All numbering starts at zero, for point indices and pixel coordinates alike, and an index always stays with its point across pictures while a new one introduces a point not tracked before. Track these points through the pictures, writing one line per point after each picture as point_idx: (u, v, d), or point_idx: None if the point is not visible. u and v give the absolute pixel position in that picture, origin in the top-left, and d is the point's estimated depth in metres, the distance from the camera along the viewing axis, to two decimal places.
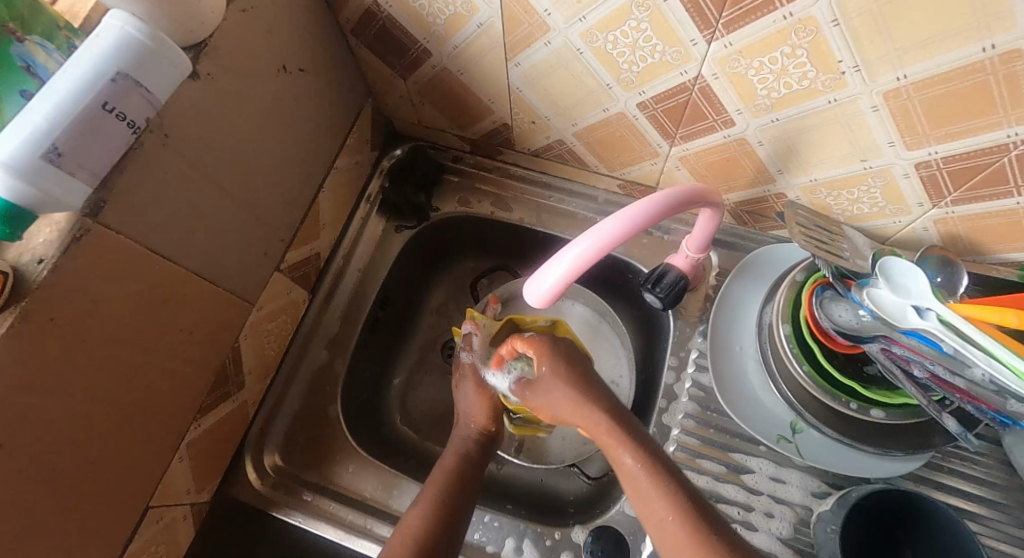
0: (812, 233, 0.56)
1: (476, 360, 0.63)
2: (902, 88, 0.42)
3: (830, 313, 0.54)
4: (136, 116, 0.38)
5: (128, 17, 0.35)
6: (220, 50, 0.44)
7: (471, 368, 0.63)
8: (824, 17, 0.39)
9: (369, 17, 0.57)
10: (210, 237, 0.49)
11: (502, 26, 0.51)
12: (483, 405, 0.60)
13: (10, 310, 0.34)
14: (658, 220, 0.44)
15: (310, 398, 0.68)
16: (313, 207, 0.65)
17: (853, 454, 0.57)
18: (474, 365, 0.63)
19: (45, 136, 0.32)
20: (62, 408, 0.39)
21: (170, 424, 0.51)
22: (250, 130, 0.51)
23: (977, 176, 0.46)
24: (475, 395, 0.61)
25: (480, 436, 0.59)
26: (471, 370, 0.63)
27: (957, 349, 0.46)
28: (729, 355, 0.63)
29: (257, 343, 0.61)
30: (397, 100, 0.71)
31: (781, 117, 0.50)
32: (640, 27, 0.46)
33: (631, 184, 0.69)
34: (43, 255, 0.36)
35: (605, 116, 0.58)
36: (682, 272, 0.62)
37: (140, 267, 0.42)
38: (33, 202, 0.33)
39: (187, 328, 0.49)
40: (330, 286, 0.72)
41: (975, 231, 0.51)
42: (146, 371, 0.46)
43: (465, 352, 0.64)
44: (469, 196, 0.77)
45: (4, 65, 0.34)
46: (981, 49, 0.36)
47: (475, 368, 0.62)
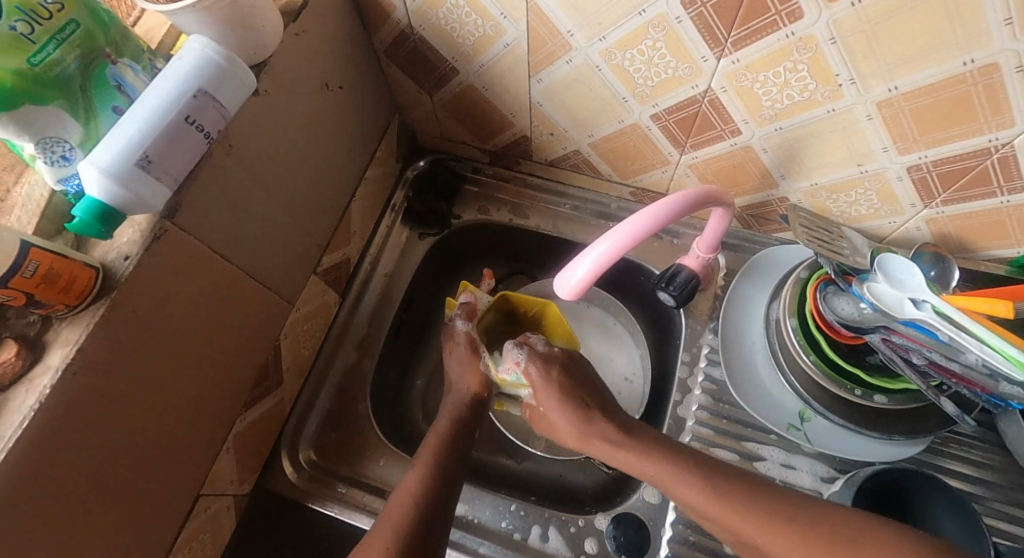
0: (813, 233, 0.61)
1: (470, 328, 0.66)
2: (894, 98, 0.46)
3: (834, 305, 0.57)
4: (211, 128, 0.41)
5: (207, 41, 0.40)
6: (276, 70, 0.49)
7: (465, 336, 0.66)
8: (823, 35, 0.43)
9: (403, 39, 0.62)
10: (260, 240, 0.53)
11: (528, 45, 0.56)
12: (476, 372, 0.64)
13: (101, 301, 0.38)
14: (674, 218, 0.48)
15: (341, 396, 0.71)
16: (345, 215, 0.69)
17: (859, 440, 0.61)
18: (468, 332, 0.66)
19: (137, 145, 0.37)
20: (138, 395, 0.43)
21: (222, 416, 0.54)
22: (296, 142, 0.55)
23: (964, 178, 0.50)
24: (467, 361, 0.64)
25: None
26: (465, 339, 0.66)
27: (951, 336, 0.50)
28: (739, 349, 0.67)
29: (295, 343, 0.65)
30: (423, 114, 0.76)
31: (784, 126, 0.54)
32: (656, 46, 0.50)
33: (642, 191, 0.73)
34: (128, 253, 0.39)
35: (620, 127, 0.63)
36: (693, 272, 0.66)
37: (205, 265, 0.46)
38: (124, 204, 0.37)
39: (239, 325, 0.53)
40: (358, 289, 0.75)
41: (964, 230, 0.56)
42: (205, 364, 0.49)
43: (460, 319, 0.67)
44: (488, 204, 0.82)
45: (100, 84, 0.38)
46: (963, 63, 0.41)
47: (468, 338, 0.65)
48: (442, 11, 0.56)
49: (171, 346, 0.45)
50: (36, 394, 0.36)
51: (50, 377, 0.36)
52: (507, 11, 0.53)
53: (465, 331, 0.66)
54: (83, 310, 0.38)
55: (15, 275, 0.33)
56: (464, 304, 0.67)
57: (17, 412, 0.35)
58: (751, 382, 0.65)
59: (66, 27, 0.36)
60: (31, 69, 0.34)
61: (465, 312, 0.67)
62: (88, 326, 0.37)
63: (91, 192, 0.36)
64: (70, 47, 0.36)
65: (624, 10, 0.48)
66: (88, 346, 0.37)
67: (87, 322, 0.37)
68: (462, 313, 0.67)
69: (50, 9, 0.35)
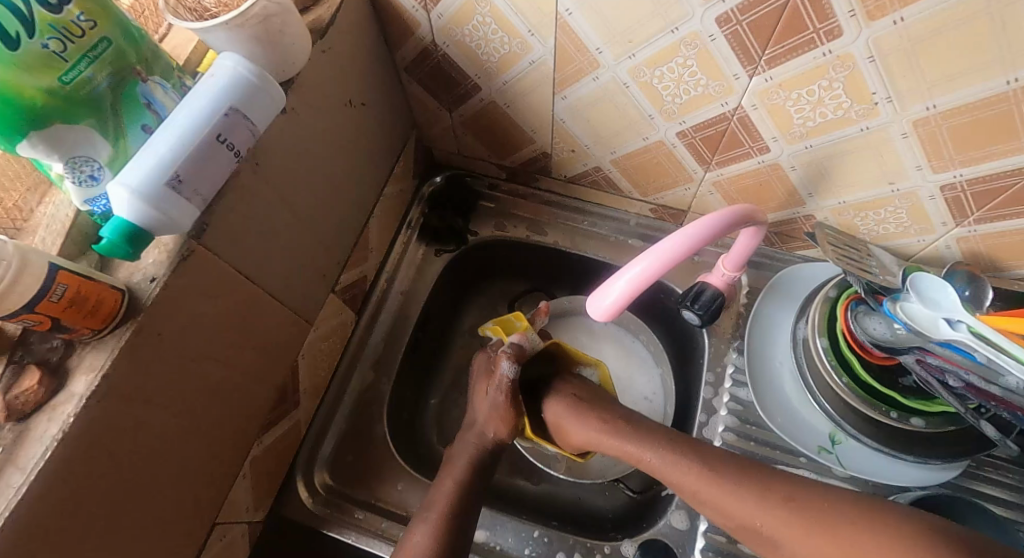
0: (842, 251, 0.60)
1: (514, 379, 0.59)
2: (931, 117, 0.45)
3: (866, 326, 0.56)
4: (241, 146, 0.40)
5: (239, 59, 0.39)
6: (302, 87, 0.48)
7: (506, 383, 0.59)
8: (861, 54, 0.43)
9: (425, 56, 0.62)
10: (282, 258, 0.51)
11: (554, 63, 0.56)
12: (505, 422, 0.60)
13: (128, 325, 0.37)
14: (711, 238, 0.47)
15: (357, 417, 0.69)
16: (364, 232, 0.68)
17: (892, 464, 0.59)
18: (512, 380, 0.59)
19: (169, 165, 0.35)
20: (160, 421, 0.41)
21: (240, 441, 0.52)
22: (320, 160, 0.54)
23: (1000, 197, 0.49)
24: (500, 411, 0.60)
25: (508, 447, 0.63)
26: (505, 388, 0.59)
27: (990, 358, 0.49)
28: (767, 369, 0.66)
29: (313, 363, 0.63)
30: (441, 130, 0.75)
31: (814, 144, 0.53)
32: (686, 64, 0.50)
33: (663, 208, 0.72)
34: (154, 274, 0.38)
35: (644, 144, 0.62)
36: (719, 290, 0.65)
37: (230, 286, 0.44)
38: (153, 225, 0.36)
39: (261, 346, 0.51)
40: (375, 307, 0.74)
41: (996, 248, 0.55)
42: (226, 388, 0.48)
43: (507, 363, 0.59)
44: (505, 220, 0.81)
45: (130, 102, 0.37)
46: (1005, 82, 0.40)
47: (510, 387, 0.59)
48: (468, 28, 0.55)
49: (195, 370, 0.43)
50: (59, 422, 0.34)
51: (73, 405, 0.34)
52: (535, 29, 0.52)
53: (507, 377, 0.59)
54: (109, 334, 0.36)
55: (43, 299, 0.31)
56: (514, 345, 0.60)
57: (38, 442, 0.33)
58: (779, 403, 0.64)
59: (99, 44, 0.34)
60: (62, 88, 0.33)
61: (512, 355, 0.60)
62: (114, 351, 0.36)
63: (120, 212, 0.35)
64: (102, 65, 0.35)
65: (656, 28, 0.47)
66: (113, 372, 0.36)
67: (113, 346, 0.36)
68: (510, 354, 0.59)
69: (82, 26, 0.33)
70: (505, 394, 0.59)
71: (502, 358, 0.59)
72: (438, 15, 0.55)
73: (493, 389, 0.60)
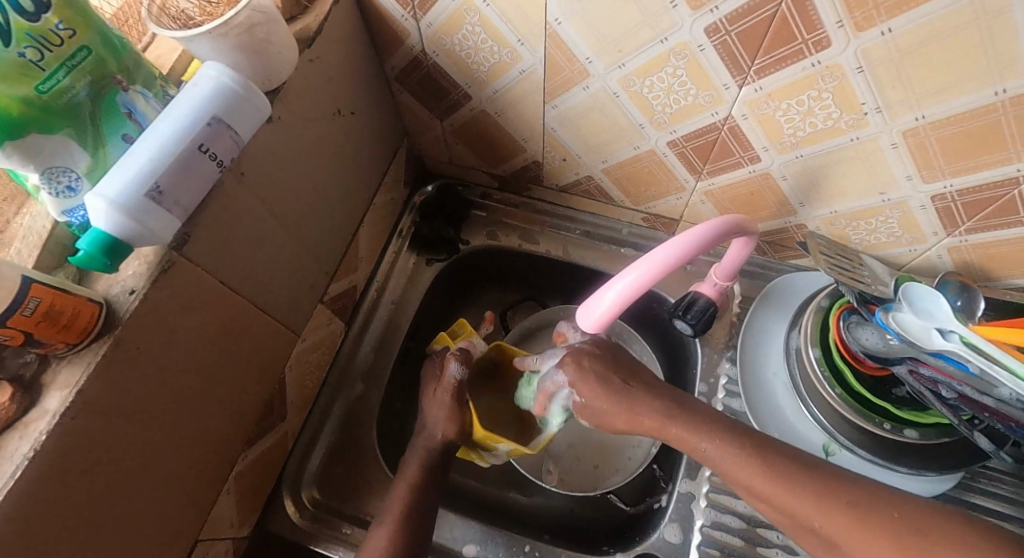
0: (834, 261, 0.59)
1: (461, 378, 0.62)
2: (920, 127, 0.45)
3: (858, 336, 0.56)
4: (224, 156, 0.39)
5: (222, 68, 0.39)
6: (289, 96, 0.47)
7: (454, 384, 0.62)
8: (849, 64, 0.43)
9: (415, 65, 0.61)
10: (269, 269, 0.51)
11: (544, 72, 0.55)
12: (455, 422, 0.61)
13: (104, 339, 0.36)
14: (701, 248, 0.47)
15: (346, 429, 0.68)
16: (353, 242, 0.67)
17: (886, 475, 0.59)
18: (460, 380, 0.62)
19: (148, 175, 0.35)
20: (138, 437, 0.40)
21: (224, 456, 0.51)
22: (307, 170, 0.53)
23: (990, 207, 0.49)
24: (448, 411, 0.61)
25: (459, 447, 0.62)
26: (453, 389, 0.62)
27: (983, 369, 0.49)
28: (760, 380, 0.65)
29: (301, 375, 0.63)
30: (432, 139, 0.75)
31: (805, 154, 0.53)
32: (676, 73, 0.50)
33: (655, 217, 0.72)
34: (133, 287, 0.37)
35: (635, 153, 0.62)
36: (711, 299, 0.64)
37: (213, 297, 0.44)
38: (132, 236, 0.35)
39: (245, 359, 0.50)
40: (365, 317, 0.73)
41: (988, 258, 0.55)
42: (208, 402, 0.47)
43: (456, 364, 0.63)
44: (497, 229, 0.80)
45: (110, 111, 0.36)
46: (993, 93, 0.40)
47: (456, 387, 0.62)
48: (458, 37, 0.55)
49: (176, 383, 0.42)
50: (31, 440, 0.33)
51: (46, 422, 0.34)
52: (524, 38, 0.52)
53: (456, 377, 0.62)
54: (84, 348, 0.35)
55: (14, 313, 0.31)
56: (462, 349, 0.64)
57: (8, 461, 0.32)
58: (772, 413, 0.63)
59: (77, 53, 0.34)
60: (39, 98, 0.32)
61: (460, 358, 0.63)
62: (90, 366, 0.35)
63: (98, 224, 0.34)
64: (80, 74, 0.34)
65: (645, 37, 0.47)
66: (88, 388, 0.35)
67: (88, 361, 0.35)
68: (457, 357, 0.63)
69: (61, 35, 0.33)
70: (454, 395, 0.62)
71: (450, 361, 0.63)
72: (427, 24, 0.55)
73: (439, 391, 0.62)
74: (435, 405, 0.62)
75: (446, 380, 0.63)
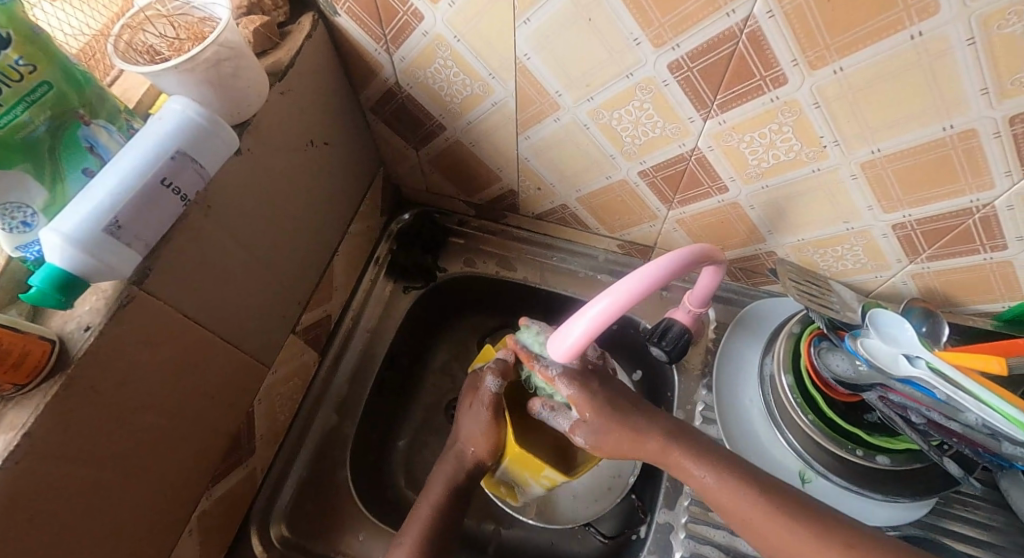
0: (803, 287, 0.60)
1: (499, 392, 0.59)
2: (877, 159, 0.47)
3: (828, 362, 0.57)
4: (189, 190, 0.39)
5: (187, 102, 0.39)
6: (259, 129, 0.47)
7: (490, 397, 0.59)
8: (806, 100, 0.44)
9: (389, 96, 0.62)
10: (238, 301, 0.50)
11: (515, 104, 0.56)
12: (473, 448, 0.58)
13: (55, 379, 0.35)
14: (670, 279, 0.47)
15: (318, 463, 0.67)
16: (327, 270, 0.67)
17: (861, 501, 0.59)
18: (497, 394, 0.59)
19: (108, 210, 0.34)
20: (92, 478, 0.39)
21: (186, 495, 0.50)
22: (279, 201, 0.53)
23: (947, 236, 0.51)
24: (483, 427, 0.58)
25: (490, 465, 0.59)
26: (488, 403, 0.59)
27: (949, 395, 0.50)
28: (735, 406, 0.65)
29: (271, 408, 0.61)
30: (408, 168, 0.75)
31: (770, 185, 0.54)
32: (643, 107, 0.51)
33: (630, 244, 0.73)
34: (88, 323, 0.36)
35: (608, 182, 0.63)
36: (685, 326, 0.65)
37: (176, 332, 0.43)
38: (88, 272, 0.34)
39: (211, 394, 0.49)
40: (339, 347, 0.72)
41: (949, 285, 0.56)
42: (169, 439, 0.46)
43: (495, 376, 0.59)
44: (474, 257, 0.80)
45: (70, 145, 0.36)
46: (942, 128, 0.42)
47: (495, 402, 0.59)
48: (430, 71, 0.56)
49: (133, 422, 0.41)
50: None
51: None
52: (496, 72, 0.53)
53: (492, 391, 0.59)
54: (34, 389, 0.34)
55: None
56: (502, 359, 0.61)
57: None
58: (747, 440, 0.63)
59: (38, 89, 0.33)
60: None
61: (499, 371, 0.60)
62: (38, 408, 0.34)
63: (52, 260, 0.33)
64: (40, 109, 0.34)
65: (612, 73, 0.48)
66: (35, 430, 0.34)
67: (37, 403, 0.34)
68: (495, 370, 0.60)
69: (21, 71, 0.32)
70: (490, 408, 0.58)
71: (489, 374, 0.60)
72: (399, 57, 0.55)
73: (475, 404, 0.59)
74: (468, 419, 0.60)
75: (483, 392, 0.60)
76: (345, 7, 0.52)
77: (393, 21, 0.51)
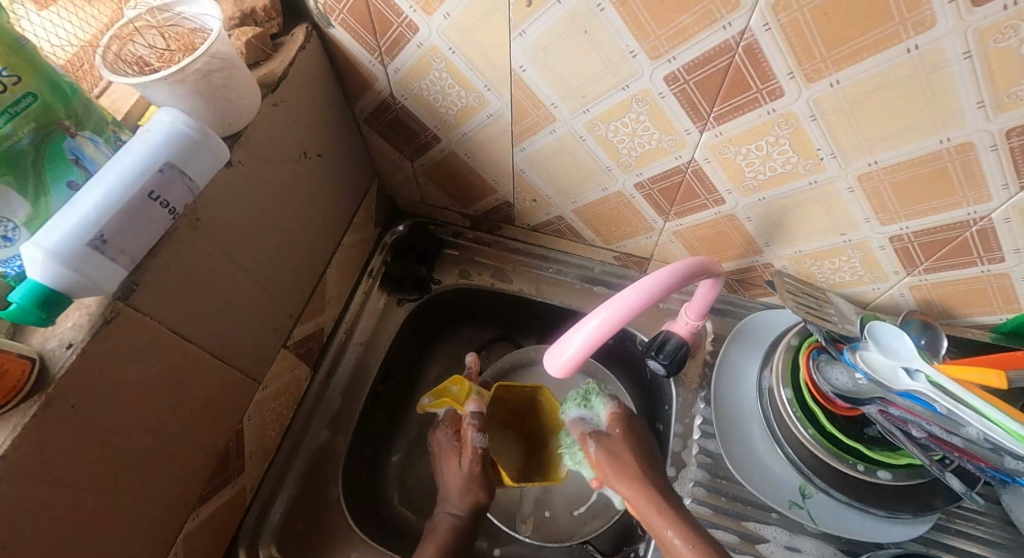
0: (801, 299, 0.60)
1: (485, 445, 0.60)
2: (874, 172, 0.46)
3: (828, 376, 0.57)
4: (177, 202, 0.38)
5: (177, 113, 0.38)
6: (251, 140, 0.47)
7: (479, 453, 0.60)
8: (803, 112, 0.44)
9: (384, 107, 0.62)
10: (228, 315, 0.49)
11: (511, 116, 0.56)
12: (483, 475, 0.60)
13: (34, 398, 0.34)
14: (667, 292, 0.46)
15: (309, 480, 0.65)
16: (320, 283, 0.66)
17: (864, 518, 0.58)
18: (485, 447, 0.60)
19: (92, 223, 0.33)
20: (72, 501, 0.38)
21: (172, 515, 0.48)
22: (271, 213, 0.52)
23: (945, 248, 0.50)
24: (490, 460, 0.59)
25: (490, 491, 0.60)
26: (478, 457, 0.60)
27: (950, 409, 0.49)
28: (735, 420, 0.64)
29: (261, 423, 0.60)
30: (403, 179, 0.75)
31: (767, 197, 0.54)
32: (639, 119, 0.50)
33: (627, 256, 0.72)
34: (71, 340, 0.36)
35: (604, 194, 0.62)
36: (683, 339, 0.64)
37: (163, 348, 0.42)
38: (71, 287, 0.33)
39: (198, 411, 0.48)
40: (332, 360, 0.71)
41: (947, 297, 0.56)
42: (155, 458, 0.44)
43: (478, 432, 0.60)
44: (470, 268, 0.79)
45: (55, 157, 0.35)
46: (939, 141, 0.42)
47: (483, 455, 0.60)
48: (425, 82, 0.55)
49: (116, 441, 0.40)
50: None
51: None
52: (491, 84, 0.53)
53: (479, 446, 0.60)
54: (12, 409, 0.33)
55: None
56: (475, 413, 0.61)
57: None
58: (747, 454, 0.62)
59: (22, 100, 0.33)
60: None
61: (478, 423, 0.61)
62: (15, 429, 0.33)
63: (34, 275, 0.32)
64: (24, 121, 0.33)
65: (608, 85, 0.48)
66: (12, 453, 0.33)
67: (15, 424, 0.33)
68: (476, 426, 0.60)
69: (4, 82, 0.32)
70: (481, 463, 0.60)
71: (470, 430, 0.60)
72: (394, 69, 0.55)
73: (465, 461, 0.60)
74: (457, 475, 0.60)
75: (468, 448, 0.60)
76: (340, 18, 0.51)
77: (387, 33, 0.51)
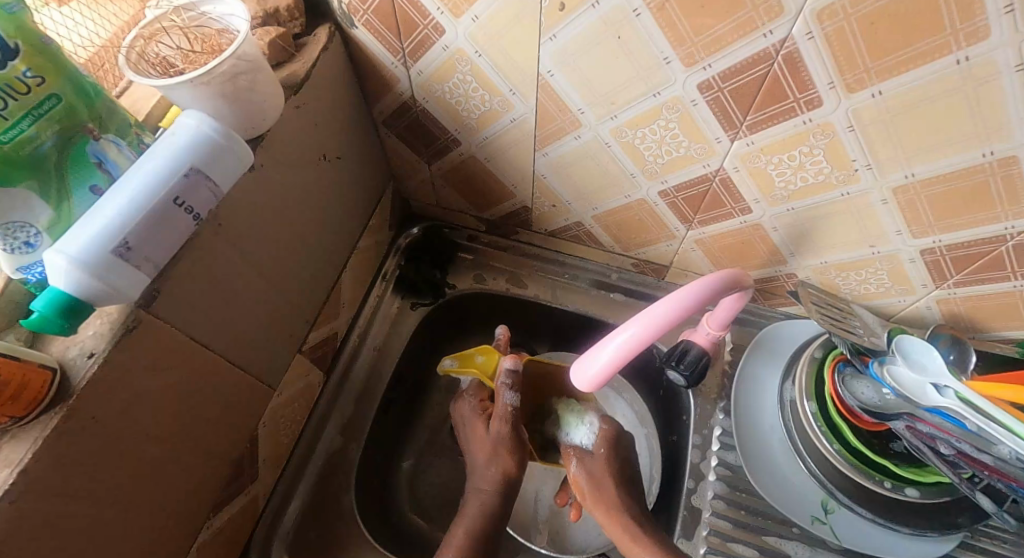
0: (825, 311, 0.59)
1: (516, 405, 0.61)
2: (910, 184, 0.45)
3: (853, 390, 0.56)
4: (202, 209, 0.37)
5: (202, 117, 0.37)
6: (273, 144, 0.46)
7: (512, 410, 0.60)
8: (841, 123, 0.43)
9: (404, 109, 0.60)
10: (245, 321, 0.48)
11: (535, 121, 0.55)
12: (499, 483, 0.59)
13: (55, 410, 0.33)
14: (699, 306, 0.46)
15: (322, 486, 0.64)
16: (336, 287, 0.65)
17: (889, 535, 0.57)
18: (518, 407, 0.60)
19: (117, 231, 0.32)
20: (89, 514, 0.37)
21: (186, 525, 0.47)
22: (290, 217, 0.51)
23: (979, 262, 0.49)
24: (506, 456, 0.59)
25: (503, 497, 0.59)
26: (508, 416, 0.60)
27: (980, 426, 0.47)
28: (756, 432, 0.63)
29: (274, 430, 0.59)
30: (419, 182, 0.74)
31: (796, 207, 0.53)
32: (669, 126, 0.49)
33: (645, 263, 0.71)
34: (93, 349, 0.35)
35: (626, 201, 0.61)
36: (704, 349, 0.63)
37: (182, 355, 0.41)
38: (95, 297, 0.32)
39: (214, 419, 0.47)
40: (346, 365, 0.70)
41: (975, 311, 0.55)
42: (171, 468, 0.43)
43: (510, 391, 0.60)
44: (484, 273, 0.78)
45: (77, 161, 0.34)
46: (982, 154, 0.40)
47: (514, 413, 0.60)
48: (448, 85, 0.54)
49: (134, 452, 0.39)
50: None
51: None
52: (516, 88, 0.51)
53: (511, 403, 0.60)
54: (32, 421, 0.32)
55: None
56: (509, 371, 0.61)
57: None
58: (768, 468, 0.61)
59: (45, 102, 0.32)
60: None
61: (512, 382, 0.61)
62: (36, 442, 0.32)
63: (57, 283, 0.31)
64: (47, 123, 0.32)
65: (639, 91, 0.47)
66: (32, 467, 0.32)
67: (35, 437, 0.32)
68: (508, 383, 0.60)
69: (28, 83, 0.30)
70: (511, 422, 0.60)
71: (503, 388, 0.60)
72: (417, 72, 0.54)
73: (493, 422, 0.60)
74: (474, 455, 0.61)
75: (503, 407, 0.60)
76: (363, 19, 0.50)
77: (412, 34, 0.50)
